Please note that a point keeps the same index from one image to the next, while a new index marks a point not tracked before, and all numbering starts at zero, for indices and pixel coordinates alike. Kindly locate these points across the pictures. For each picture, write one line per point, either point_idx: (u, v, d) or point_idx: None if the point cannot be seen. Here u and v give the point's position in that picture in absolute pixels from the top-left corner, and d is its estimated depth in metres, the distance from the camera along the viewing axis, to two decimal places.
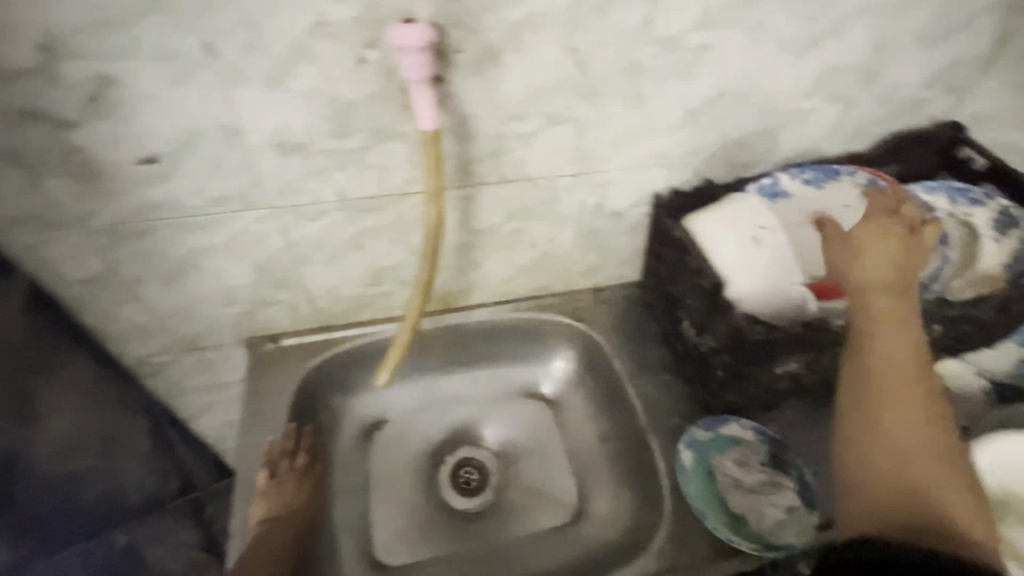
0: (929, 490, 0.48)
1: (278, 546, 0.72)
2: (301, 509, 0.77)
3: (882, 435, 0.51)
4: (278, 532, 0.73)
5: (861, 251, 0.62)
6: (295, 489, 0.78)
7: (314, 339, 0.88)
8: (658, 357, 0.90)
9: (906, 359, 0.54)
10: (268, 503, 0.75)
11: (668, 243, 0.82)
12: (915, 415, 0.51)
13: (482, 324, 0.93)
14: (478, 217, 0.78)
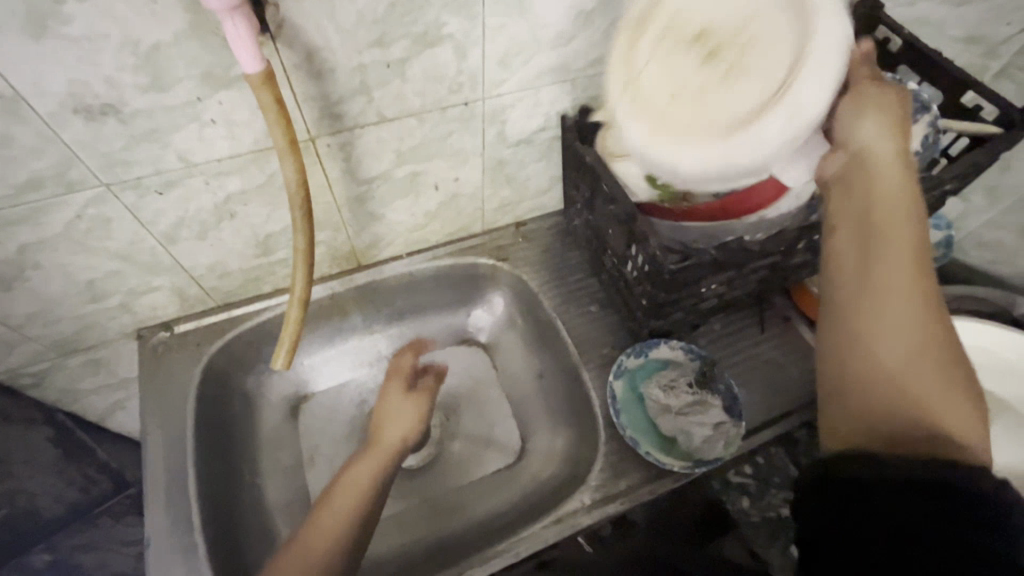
0: (920, 394, 0.40)
1: (356, 483, 0.61)
2: (393, 431, 0.68)
3: (875, 335, 0.42)
4: (367, 466, 0.63)
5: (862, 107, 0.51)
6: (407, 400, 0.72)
7: (211, 321, 0.80)
8: (586, 289, 0.87)
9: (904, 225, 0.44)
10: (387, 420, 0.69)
11: (580, 168, 0.75)
12: (915, 301, 0.42)
13: (400, 278, 0.87)
14: (364, 164, 0.69)
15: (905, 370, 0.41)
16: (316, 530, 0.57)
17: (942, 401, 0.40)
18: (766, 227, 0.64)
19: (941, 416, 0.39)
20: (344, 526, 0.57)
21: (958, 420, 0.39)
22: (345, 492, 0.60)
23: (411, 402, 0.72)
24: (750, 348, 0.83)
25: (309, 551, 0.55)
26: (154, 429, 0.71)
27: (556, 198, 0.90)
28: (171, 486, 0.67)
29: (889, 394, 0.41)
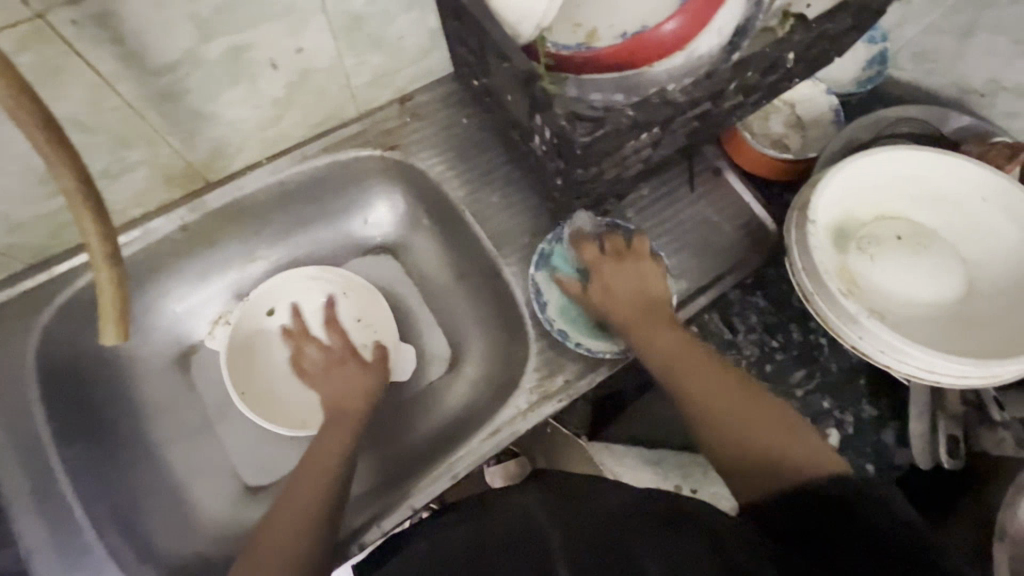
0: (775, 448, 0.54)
1: (330, 446, 0.60)
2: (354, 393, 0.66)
3: (713, 430, 0.57)
4: (340, 426, 0.63)
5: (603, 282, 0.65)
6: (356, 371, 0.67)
7: (27, 286, 0.62)
8: (495, 170, 0.74)
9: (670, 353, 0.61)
10: (333, 393, 0.66)
11: (458, 17, 0.58)
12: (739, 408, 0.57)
13: (267, 189, 0.70)
14: (147, 45, 0.49)
15: (719, 423, 0.57)
16: (290, 493, 0.57)
17: (776, 440, 0.54)
18: (688, 71, 0.52)
19: (792, 448, 0.54)
20: (330, 468, 0.59)
21: (776, 441, 0.54)
22: (316, 462, 0.59)
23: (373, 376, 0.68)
24: (680, 209, 0.76)
25: (292, 502, 0.56)
26: None
27: (442, 60, 0.72)
28: (37, 486, 0.56)
29: (728, 439, 0.56)
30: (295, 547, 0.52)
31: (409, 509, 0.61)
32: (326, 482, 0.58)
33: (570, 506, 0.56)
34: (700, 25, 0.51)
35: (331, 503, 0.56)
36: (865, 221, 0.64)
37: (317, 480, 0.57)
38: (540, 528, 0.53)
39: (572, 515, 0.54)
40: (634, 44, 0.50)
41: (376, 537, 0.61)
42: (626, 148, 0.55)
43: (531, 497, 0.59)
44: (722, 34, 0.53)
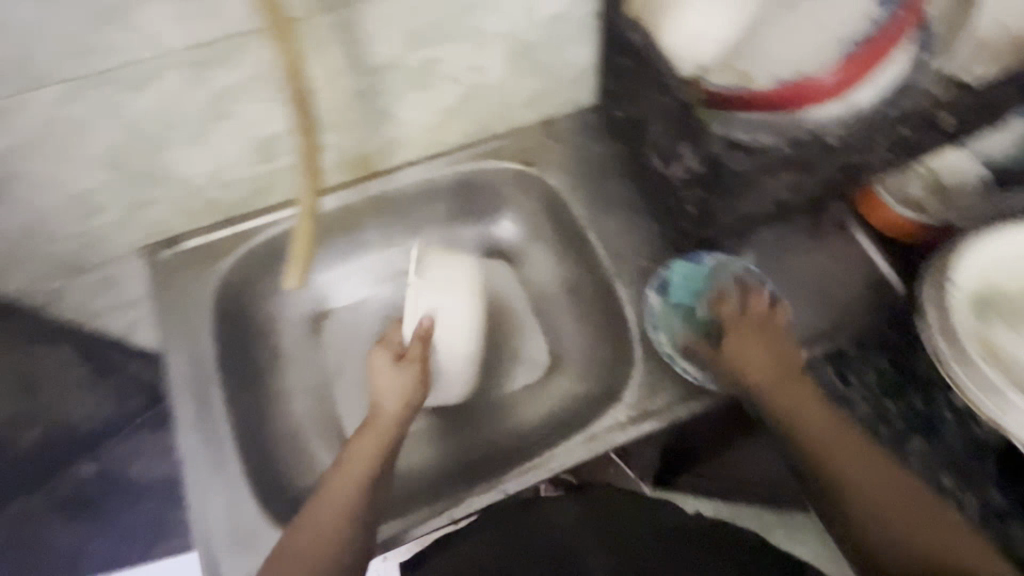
0: (936, 543, 0.53)
1: (359, 460, 0.59)
2: (389, 404, 0.62)
3: (861, 502, 0.56)
4: (373, 439, 0.60)
5: (739, 350, 0.63)
6: (394, 381, 0.62)
7: (217, 236, 0.74)
8: (622, 196, 0.79)
9: (824, 432, 0.58)
10: (376, 390, 0.62)
11: (623, 52, 0.64)
12: (890, 484, 0.56)
13: (419, 184, 0.79)
14: (368, 48, 0.59)
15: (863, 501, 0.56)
16: (321, 496, 0.57)
17: (935, 538, 0.53)
18: (841, 120, 0.55)
19: (950, 547, 0.53)
20: (345, 495, 0.57)
21: (949, 546, 0.53)
22: (350, 472, 0.58)
23: (409, 374, 0.62)
24: (799, 258, 0.76)
25: (325, 507, 0.56)
26: (176, 352, 0.68)
27: (589, 92, 0.80)
28: (198, 404, 0.66)
29: (898, 531, 0.54)
30: (333, 551, 0.55)
31: (501, 491, 0.64)
32: (346, 511, 0.56)
33: (604, 523, 0.61)
34: (858, 78, 0.54)
35: (355, 535, 0.56)
36: (1012, 292, 0.62)
37: (352, 494, 0.57)
38: (577, 548, 0.58)
39: (612, 540, 0.58)
40: (790, 91, 0.54)
41: (465, 511, 0.64)
42: (765, 183, 0.58)
43: (568, 510, 0.63)
44: (882, 88, 0.55)
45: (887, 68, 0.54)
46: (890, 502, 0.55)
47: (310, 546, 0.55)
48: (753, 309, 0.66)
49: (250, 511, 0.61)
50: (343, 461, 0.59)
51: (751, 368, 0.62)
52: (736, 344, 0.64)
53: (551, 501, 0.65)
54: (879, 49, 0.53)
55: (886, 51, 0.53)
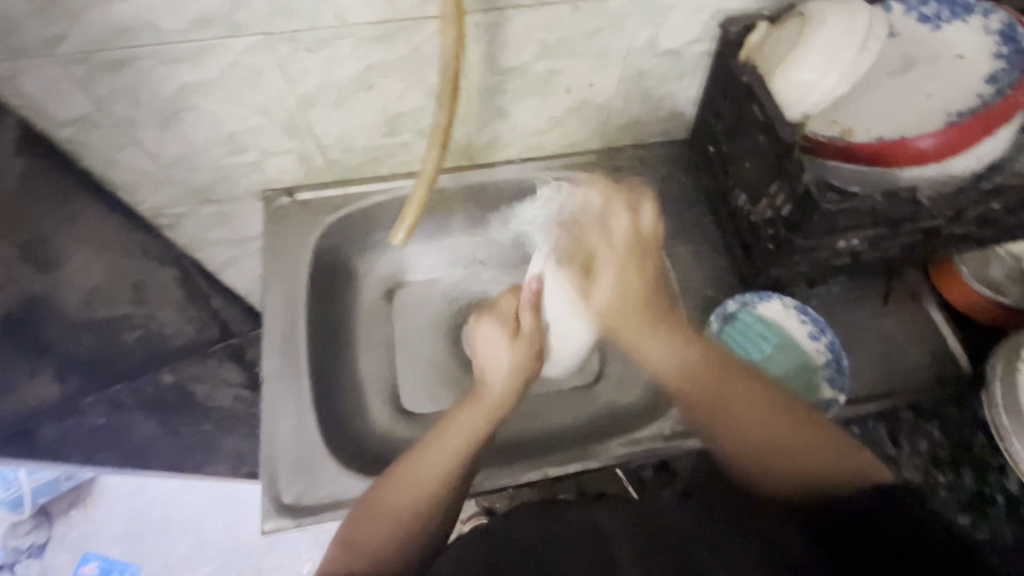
0: (823, 462, 0.54)
1: (460, 429, 0.60)
2: (499, 386, 0.64)
3: (751, 431, 0.58)
4: (474, 416, 0.62)
5: (626, 267, 0.69)
6: (511, 347, 0.66)
7: (328, 195, 0.82)
8: (699, 226, 0.82)
9: (699, 366, 0.63)
10: (485, 363, 0.66)
11: (731, 92, 0.69)
12: (792, 425, 0.57)
13: (510, 181, 0.85)
14: (505, 52, 0.66)
15: (815, 467, 0.55)
16: (410, 468, 0.58)
17: (826, 453, 0.55)
18: (935, 184, 0.58)
19: (828, 467, 0.54)
20: (439, 461, 0.58)
21: (833, 464, 0.54)
22: (449, 439, 0.59)
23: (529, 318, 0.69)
24: (867, 317, 0.77)
25: (416, 477, 0.57)
26: (274, 288, 0.76)
27: (684, 125, 0.85)
28: (284, 338, 0.73)
29: (797, 461, 0.55)
30: (425, 518, 0.55)
31: (541, 473, 0.68)
32: (439, 483, 0.57)
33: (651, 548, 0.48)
34: (959, 147, 0.56)
35: (443, 513, 0.56)
36: None
37: (446, 471, 0.57)
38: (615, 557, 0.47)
39: None
40: (891, 146, 0.56)
41: (506, 483, 0.68)
42: (849, 232, 0.61)
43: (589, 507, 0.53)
44: (980, 161, 0.57)
45: (989, 144, 0.57)
46: (772, 442, 0.57)
47: (388, 516, 0.55)
48: (646, 228, 0.70)
49: (313, 441, 0.68)
50: (440, 439, 0.59)
51: (620, 301, 0.68)
52: (619, 272, 0.69)
53: (570, 506, 0.53)
54: (986, 121, 0.55)
55: (992, 125, 0.56)
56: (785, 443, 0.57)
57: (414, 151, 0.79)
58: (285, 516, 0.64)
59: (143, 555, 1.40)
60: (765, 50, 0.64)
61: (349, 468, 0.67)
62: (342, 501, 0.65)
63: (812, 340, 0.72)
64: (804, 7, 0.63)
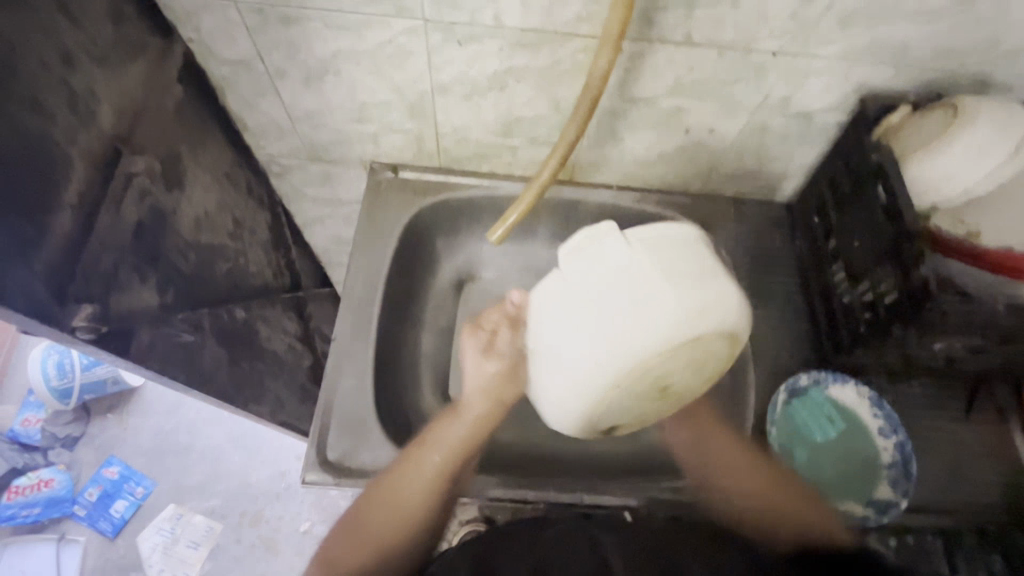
0: (787, 513, 0.58)
1: (438, 454, 0.58)
2: (479, 406, 0.61)
3: (727, 484, 0.61)
4: (455, 430, 0.60)
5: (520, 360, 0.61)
6: (487, 359, 0.61)
7: (429, 178, 0.85)
8: (783, 291, 0.81)
9: (699, 426, 0.64)
10: (481, 391, 0.60)
11: (856, 167, 0.67)
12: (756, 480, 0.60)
13: (603, 205, 0.85)
14: (640, 81, 0.67)
15: (755, 501, 0.59)
16: (395, 486, 0.57)
17: (794, 506, 0.58)
18: None
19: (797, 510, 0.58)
20: (417, 486, 0.57)
21: (794, 512, 0.58)
22: (422, 462, 0.58)
23: (507, 336, 0.60)
24: (946, 424, 0.72)
25: (401, 499, 0.56)
26: (360, 255, 0.79)
27: (789, 188, 0.83)
28: (358, 303, 0.76)
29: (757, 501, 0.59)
30: (391, 552, 0.55)
31: (576, 496, 0.68)
32: (412, 510, 0.56)
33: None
34: None
35: (416, 542, 0.56)
36: None
37: (428, 493, 0.57)
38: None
39: None
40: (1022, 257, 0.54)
41: (539, 497, 0.68)
42: (955, 337, 0.59)
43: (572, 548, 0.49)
44: None
45: None
46: (749, 494, 0.60)
47: (378, 541, 0.55)
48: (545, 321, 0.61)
49: (367, 410, 0.70)
50: (421, 460, 0.58)
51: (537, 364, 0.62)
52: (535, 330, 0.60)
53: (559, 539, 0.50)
54: None
55: None
56: (699, 453, 0.64)
57: (520, 155, 0.81)
58: (327, 473, 0.66)
59: (160, 473, 1.46)
60: (904, 134, 0.62)
61: (394, 442, 0.69)
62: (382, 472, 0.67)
63: (881, 436, 0.69)
64: (957, 97, 0.61)
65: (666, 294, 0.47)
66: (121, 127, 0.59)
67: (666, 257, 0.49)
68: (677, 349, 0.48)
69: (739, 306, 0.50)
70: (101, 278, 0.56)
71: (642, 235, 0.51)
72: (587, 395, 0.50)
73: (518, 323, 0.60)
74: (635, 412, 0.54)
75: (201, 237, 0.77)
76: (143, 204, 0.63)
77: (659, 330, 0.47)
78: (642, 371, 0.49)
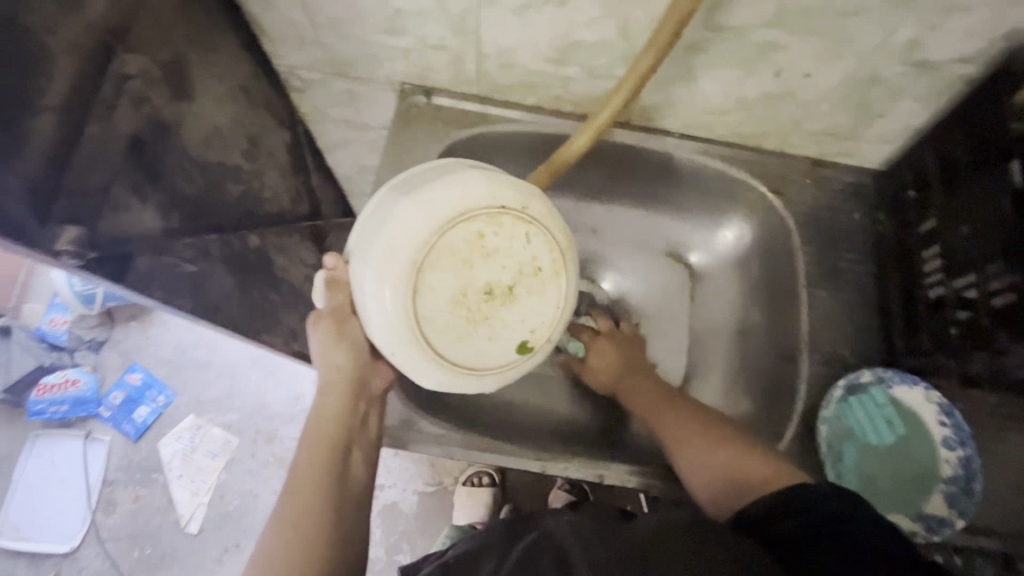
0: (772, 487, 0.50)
1: (327, 428, 0.54)
2: (343, 364, 0.55)
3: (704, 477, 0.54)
4: (332, 400, 0.55)
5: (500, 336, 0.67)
6: (338, 347, 0.54)
7: (466, 107, 0.75)
8: (856, 274, 0.71)
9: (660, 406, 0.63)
10: (333, 364, 0.56)
11: (983, 138, 0.56)
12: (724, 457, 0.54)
13: (662, 155, 0.74)
14: (733, 6, 0.54)
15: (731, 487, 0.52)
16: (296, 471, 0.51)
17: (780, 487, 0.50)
18: None
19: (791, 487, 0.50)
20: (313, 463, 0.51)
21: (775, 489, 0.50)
22: (315, 443, 0.53)
23: (327, 299, 0.53)
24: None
25: (303, 482, 0.50)
26: (385, 190, 0.72)
27: (883, 154, 0.71)
28: None
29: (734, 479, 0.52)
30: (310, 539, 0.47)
31: (598, 474, 0.64)
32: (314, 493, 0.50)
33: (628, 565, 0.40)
34: None
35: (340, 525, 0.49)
36: None
37: (322, 466, 0.51)
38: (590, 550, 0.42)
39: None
40: None
41: (557, 471, 0.64)
42: None
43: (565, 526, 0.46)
44: None
45: None
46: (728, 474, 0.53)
47: (297, 525, 0.48)
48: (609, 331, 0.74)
49: None
50: (306, 439, 0.53)
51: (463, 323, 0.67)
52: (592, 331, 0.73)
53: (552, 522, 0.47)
54: None
55: None
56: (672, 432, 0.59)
57: (573, 88, 0.70)
58: None
59: (180, 385, 1.48)
60: None
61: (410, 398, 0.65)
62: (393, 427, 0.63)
63: (947, 448, 0.62)
64: None
65: (397, 240, 0.45)
66: (115, 17, 0.51)
67: (441, 189, 0.46)
68: (474, 264, 0.46)
69: (485, 180, 0.47)
70: (92, 195, 0.50)
71: (417, 179, 0.48)
72: (415, 322, 0.46)
73: (338, 283, 0.53)
74: (526, 313, 0.49)
75: (212, 154, 0.69)
76: (142, 112, 0.55)
77: (399, 277, 0.45)
78: (461, 279, 0.46)
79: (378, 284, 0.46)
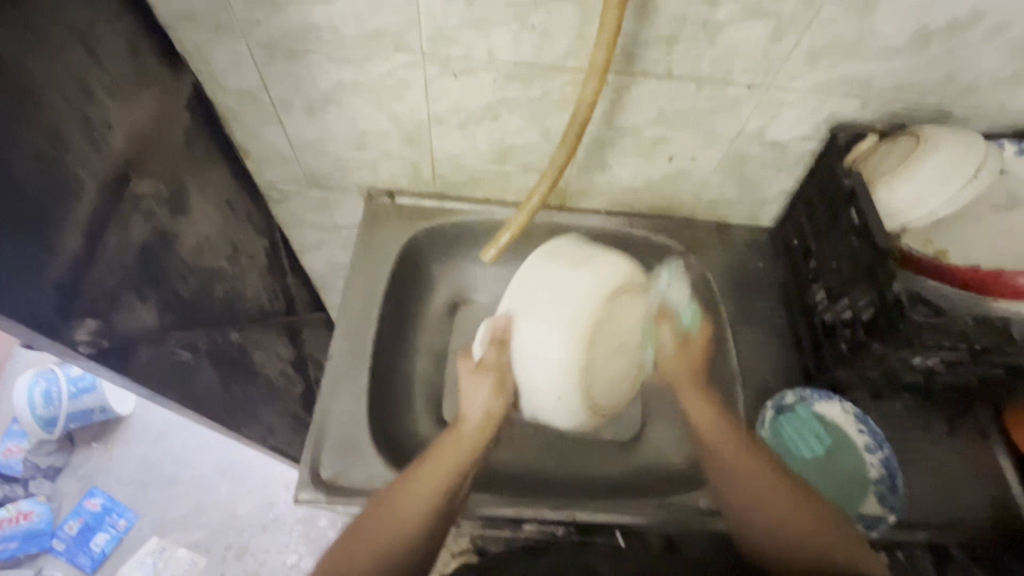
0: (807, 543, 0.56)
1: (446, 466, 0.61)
2: (477, 423, 0.65)
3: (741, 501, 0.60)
4: (452, 452, 0.62)
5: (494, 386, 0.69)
6: (496, 398, 0.67)
7: (424, 204, 0.88)
8: (767, 313, 0.83)
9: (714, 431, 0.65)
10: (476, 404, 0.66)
11: (829, 193, 0.72)
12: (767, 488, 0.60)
13: (593, 230, 0.88)
14: (626, 112, 0.71)
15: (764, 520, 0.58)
16: (394, 497, 0.59)
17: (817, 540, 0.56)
18: None
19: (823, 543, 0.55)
20: (425, 493, 0.59)
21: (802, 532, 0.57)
22: (429, 473, 0.60)
23: (494, 353, 0.68)
24: (933, 446, 0.73)
25: (395, 510, 0.57)
26: (357, 277, 0.81)
27: (769, 214, 0.87)
28: (354, 324, 0.78)
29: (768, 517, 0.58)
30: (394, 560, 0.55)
31: (570, 516, 0.68)
32: (415, 519, 0.57)
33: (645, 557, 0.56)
34: None
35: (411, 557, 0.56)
36: None
37: (429, 498, 0.59)
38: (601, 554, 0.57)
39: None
40: (986, 276, 0.57)
41: (533, 516, 0.68)
42: (931, 353, 0.61)
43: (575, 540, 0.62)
44: None
45: None
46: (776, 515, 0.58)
47: (368, 549, 0.55)
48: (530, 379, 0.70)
49: (360, 428, 0.71)
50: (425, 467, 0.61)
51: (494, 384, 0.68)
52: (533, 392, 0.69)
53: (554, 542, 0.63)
54: None
55: None
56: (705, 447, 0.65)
57: (512, 182, 0.84)
58: (320, 491, 0.66)
59: (143, 505, 1.42)
60: (874, 161, 0.66)
61: (389, 462, 0.69)
62: (375, 491, 0.67)
63: (867, 452, 0.70)
64: (918, 128, 0.66)
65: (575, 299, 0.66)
66: (132, 151, 0.62)
67: (602, 265, 0.69)
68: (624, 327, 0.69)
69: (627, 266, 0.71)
70: (103, 296, 0.57)
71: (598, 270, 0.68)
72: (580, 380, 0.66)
73: (504, 341, 0.68)
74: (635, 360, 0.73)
75: (202, 260, 0.78)
76: (147, 225, 0.65)
77: (567, 335, 0.65)
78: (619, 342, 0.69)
79: (557, 339, 0.65)
